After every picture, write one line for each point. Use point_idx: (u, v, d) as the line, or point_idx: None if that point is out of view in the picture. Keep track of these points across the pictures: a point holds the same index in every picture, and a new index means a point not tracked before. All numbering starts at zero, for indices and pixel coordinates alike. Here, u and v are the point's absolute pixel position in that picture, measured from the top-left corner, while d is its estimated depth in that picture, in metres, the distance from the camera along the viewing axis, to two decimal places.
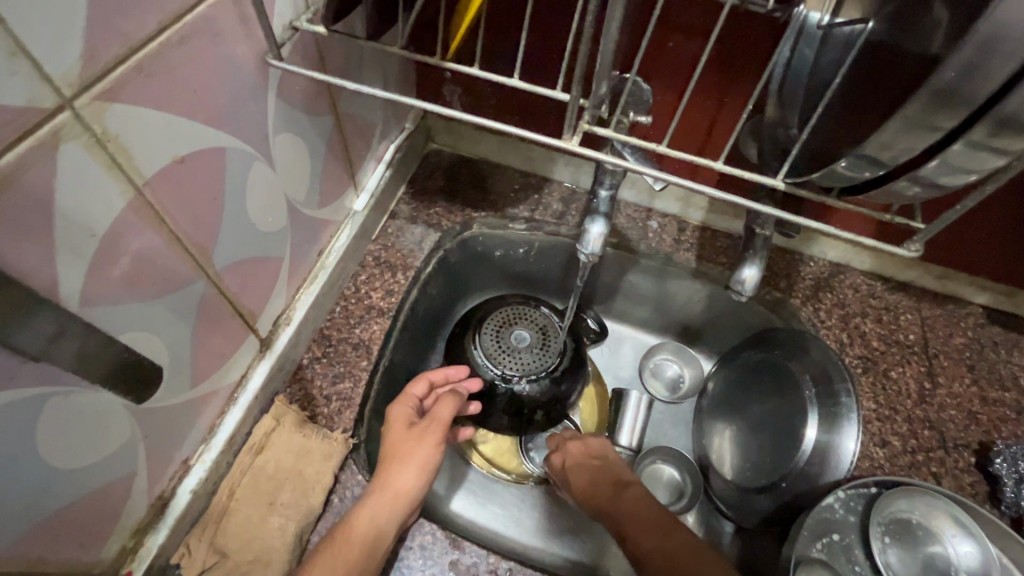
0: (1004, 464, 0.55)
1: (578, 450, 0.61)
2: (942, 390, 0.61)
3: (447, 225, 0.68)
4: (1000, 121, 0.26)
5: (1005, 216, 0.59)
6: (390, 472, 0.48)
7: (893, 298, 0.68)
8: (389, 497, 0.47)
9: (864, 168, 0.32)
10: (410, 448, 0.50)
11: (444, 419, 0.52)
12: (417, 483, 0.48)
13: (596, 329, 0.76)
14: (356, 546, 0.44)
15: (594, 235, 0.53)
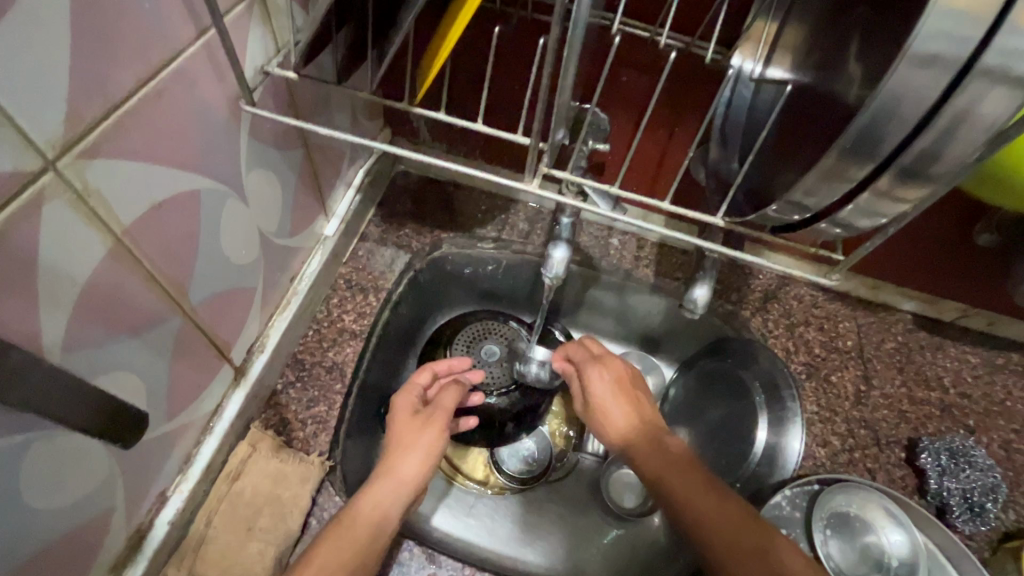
0: (928, 458, 0.60)
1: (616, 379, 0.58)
2: (876, 392, 0.67)
3: (417, 246, 0.71)
4: (897, 175, 0.31)
5: (929, 235, 0.65)
6: (395, 458, 0.50)
7: (832, 308, 0.74)
8: (393, 483, 0.48)
9: (792, 211, 0.36)
10: (416, 433, 0.52)
11: (449, 408, 0.55)
12: (424, 468, 0.50)
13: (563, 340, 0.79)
14: (363, 526, 0.45)
15: (556, 259, 0.56)
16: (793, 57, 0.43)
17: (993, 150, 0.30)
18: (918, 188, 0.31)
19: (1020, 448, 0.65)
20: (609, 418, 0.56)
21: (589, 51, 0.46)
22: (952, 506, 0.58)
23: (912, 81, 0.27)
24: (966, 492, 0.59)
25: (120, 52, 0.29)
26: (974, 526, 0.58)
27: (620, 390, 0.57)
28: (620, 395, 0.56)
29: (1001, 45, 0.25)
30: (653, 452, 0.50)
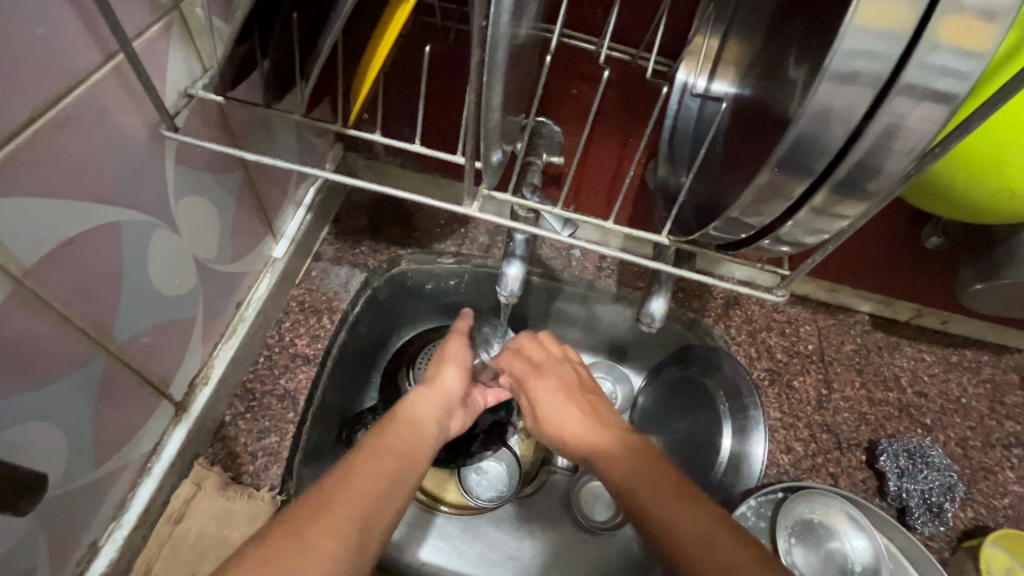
0: (887, 460, 0.61)
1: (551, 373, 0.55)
2: (837, 395, 0.68)
3: (374, 263, 0.70)
4: (832, 193, 0.30)
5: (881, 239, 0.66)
6: (435, 373, 0.54)
7: (793, 312, 0.75)
8: (431, 391, 0.52)
9: (734, 229, 0.35)
10: (450, 350, 0.56)
11: (466, 331, 0.59)
12: (460, 380, 0.55)
13: None
14: (415, 431, 0.46)
15: (511, 276, 0.55)
16: (735, 70, 0.43)
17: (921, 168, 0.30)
18: (855, 205, 0.31)
19: (975, 445, 0.66)
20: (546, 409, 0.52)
21: (531, 66, 0.45)
22: (912, 508, 0.59)
23: (838, 99, 0.26)
24: (925, 493, 0.59)
25: (8, 83, 0.27)
26: (934, 526, 0.59)
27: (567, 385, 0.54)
28: (570, 394, 0.53)
29: (920, 62, 0.25)
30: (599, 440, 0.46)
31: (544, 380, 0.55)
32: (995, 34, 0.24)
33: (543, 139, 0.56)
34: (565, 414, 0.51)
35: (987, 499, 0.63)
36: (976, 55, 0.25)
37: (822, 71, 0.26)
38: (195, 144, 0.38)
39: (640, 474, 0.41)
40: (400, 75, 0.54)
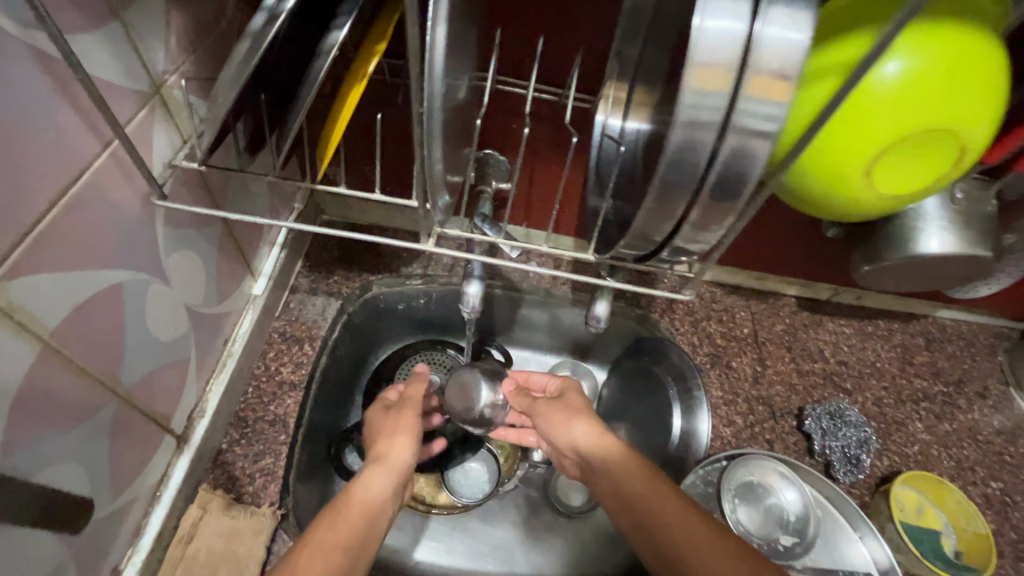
0: (811, 422, 0.70)
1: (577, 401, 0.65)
2: (770, 370, 0.77)
3: (347, 291, 0.76)
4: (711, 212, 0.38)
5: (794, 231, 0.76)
6: (384, 446, 0.59)
7: (728, 301, 0.84)
8: (388, 462, 0.57)
9: (642, 244, 0.43)
10: (395, 422, 0.62)
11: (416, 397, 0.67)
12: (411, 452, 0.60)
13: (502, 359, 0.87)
14: (366, 495, 0.52)
15: (471, 294, 0.62)
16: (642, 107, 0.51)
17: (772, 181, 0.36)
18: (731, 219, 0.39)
19: (888, 402, 0.77)
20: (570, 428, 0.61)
21: (469, 115, 0.52)
22: (833, 462, 0.68)
23: (680, 140, 0.33)
24: (845, 448, 0.68)
25: (30, 181, 0.33)
26: (853, 474, 0.67)
27: (583, 408, 0.62)
28: (578, 419, 0.61)
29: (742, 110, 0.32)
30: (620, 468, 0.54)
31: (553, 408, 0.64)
32: (794, 87, 0.30)
33: (491, 169, 0.63)
34: (588, 436, 0.58)
35: (900, 448, 0.72)
36: (786, 101, 0.31)
37: (670, 120, 0.33)
38: (182, 208, 0.44)
39: (657, 501, 0.50)
40: (358, 124, 0.60)
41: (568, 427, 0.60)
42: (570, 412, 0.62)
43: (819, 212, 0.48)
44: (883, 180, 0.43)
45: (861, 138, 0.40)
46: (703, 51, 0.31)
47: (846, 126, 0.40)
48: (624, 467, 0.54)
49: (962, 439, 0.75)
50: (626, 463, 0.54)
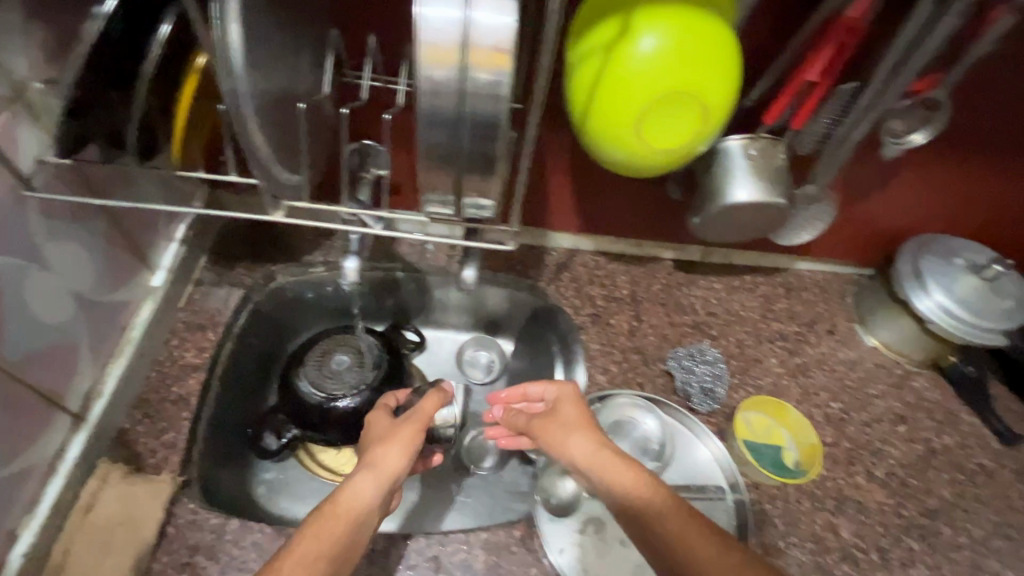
0: (674, 362, 0.80)
1: (572, 411, 0.64)
2: (645, 324, 0.86)
3: (252, 281, 0.81)
4: None
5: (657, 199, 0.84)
6: (377, 453, 0.60)
7: (611, 268, 0.93)
8: (382, 473, 0.58)
9: None
10: (397, 430, 0.62)
11: (428, 413, 0.65)
12: (404, 462, 0.60)
13: (415, 340, 0.95)
14: (350, 509, 0.53)
15: (349, 269, 0.66)
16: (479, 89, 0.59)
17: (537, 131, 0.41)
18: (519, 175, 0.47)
19: (748, 343, 0.87)
20: (570, 444, 0.61)
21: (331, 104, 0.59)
22: (691, 395, 0.78)
23: (435, 111, 0.37)
24: (701, 383, 0.79)
25: None
26: (708, 405, 0.77)
27: (580, 420, 0.63)
28: (586, 433, 0.61)
29: (470, 78, 0.36)
30: (622, 481, 0.55)
31: (567, 406, 0.65)
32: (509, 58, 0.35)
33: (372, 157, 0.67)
34: (586, 450, 0.59)
35: (756, 381, 0.82)
36: (505, 70, 0.36)
37: (415, 86, 0.36)
38: (53, 199, 0.49)
39: (668, 513, 0.51)
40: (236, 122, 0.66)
41: (564, 445, 0.61)
42: (564, 433, 0.62)
43: (616, 168, 0.55)
44: (653, 132, 0.50)
45: (626, 96, 0.49)
46: (427, 33, 0.35)
47: (615, 78, 0.48)
48: (598, 462, 0.58)
49: (810, 370, 0.85)
50: (620, 463, 0.57)
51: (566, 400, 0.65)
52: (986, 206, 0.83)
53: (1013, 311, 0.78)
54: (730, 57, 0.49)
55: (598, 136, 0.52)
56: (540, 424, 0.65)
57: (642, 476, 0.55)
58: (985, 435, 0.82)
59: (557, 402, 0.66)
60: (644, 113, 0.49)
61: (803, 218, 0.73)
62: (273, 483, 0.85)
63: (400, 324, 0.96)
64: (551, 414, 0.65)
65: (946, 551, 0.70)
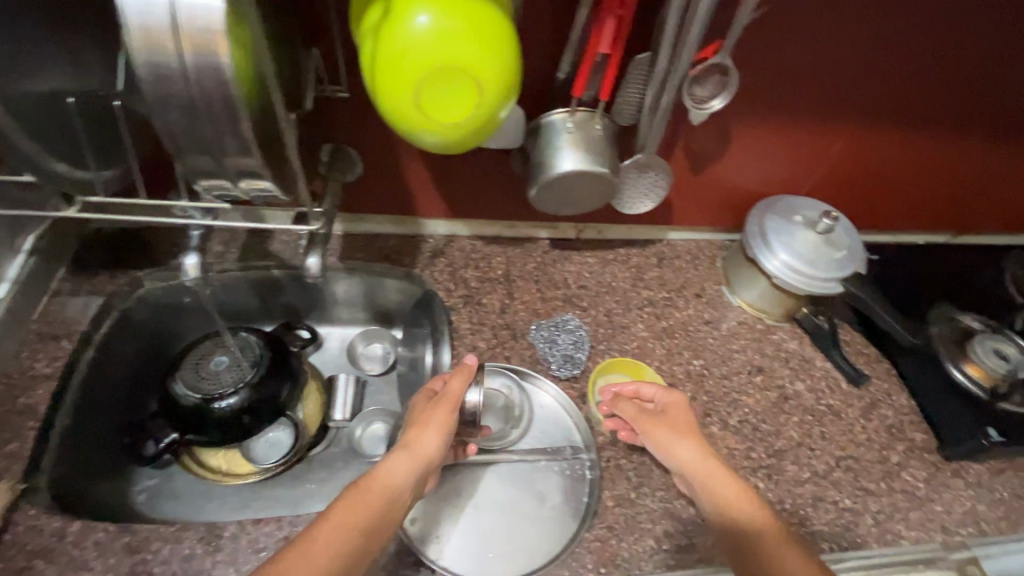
0: (536, 333, 0.85)
1: (680, 414, 0.73)
2: (516, 301, 0.89)
3: (113, 288, 0.81)
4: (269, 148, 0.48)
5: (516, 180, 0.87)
6: (416, 435, 0.67)
7: (487, 250, 0.95)
8: (411, 454, 0.65)
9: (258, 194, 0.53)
10: (430, 414, 0.69)
11: (456, 394, 0.70)
12: (434, 443, 0.67)
13: (305, 337, 0.96)
14: (379, 492, 0.62)
15: (189, 266, 0.67)
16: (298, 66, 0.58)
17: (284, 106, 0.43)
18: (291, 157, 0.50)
19: (617, 312, 0.91)
20: (678, 448, 0.70)
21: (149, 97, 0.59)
22: (551, 361, 0.82)
23: (164, 93, 0.39)
24: (562, 350, 0.83)
25: None
26: (570, 368, 0.82)
27: (685, 430, 0.71)
28: (693, 439, 0.71)
29: (190, 62, 0.38)
30: (739, 505, 0.65)
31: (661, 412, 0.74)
32: (223, 45, 0.38)
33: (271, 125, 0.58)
34: (692, 459, 0.69)
35: (622, 346, 0.86)
36: (222, 55, 0.38)
37: (136, 68, 0.38)
38: None
39: (761, 527, 0.63)
40: None
41: (671, 445, 0.70)
42: (670, 438, 0.71)
43: (414, 142, 0.58)
44: (431, 106, 0.53)
45: (399, 71, 0.51)
46: (134, 15, 0.37)
47: (387, 53, 0.51)
48: (703, 468, 0.68)
49: (675, 332, 0.90)
50: (718, 480, 0.67)
51: (673, 409, 0.74)
52: (821, 164, 0.90)
53: (845, 262, 0.84)
54: (503, 41, 0.53)
55: (386, 112, 0.54)
56: (643, 420, 0.73)
57: (743, 497, 0.66)
58: (836, 378, 0.88)
59: (667, 405, 0.74)
60: (418, 86, 0.52)
61: (641, 187, 0.79)
62: (155, 489, 0.84)
63: (292, 323, 0.97)
64: (660, 414, 0.73)
65: (790, 487, 0.75)
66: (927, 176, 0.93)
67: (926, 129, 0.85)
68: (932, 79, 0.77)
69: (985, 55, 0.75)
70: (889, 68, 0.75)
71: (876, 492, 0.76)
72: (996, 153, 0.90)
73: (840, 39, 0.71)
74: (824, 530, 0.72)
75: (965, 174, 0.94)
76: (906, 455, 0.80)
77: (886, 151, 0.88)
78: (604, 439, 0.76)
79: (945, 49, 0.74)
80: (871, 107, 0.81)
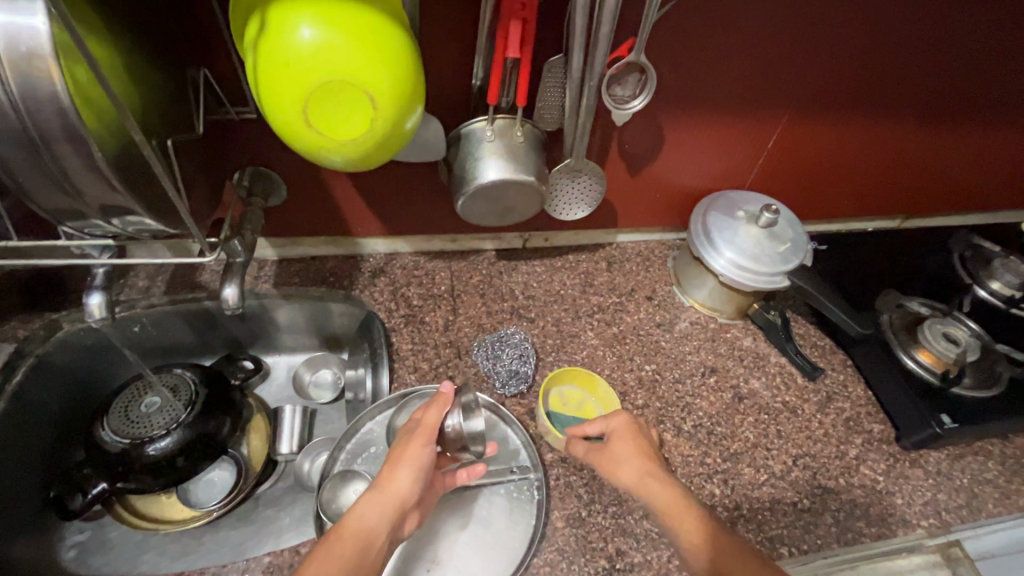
0: (479, 348, 0.82)
1: (620, 438, 0.66)
2: (461, 317, 0.86)
3: (28, 334, 0.77)
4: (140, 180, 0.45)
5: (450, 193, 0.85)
6: (389, 475, 0.60)
7: (430, 266, 0.93)
8: (386, 498, 0.58)
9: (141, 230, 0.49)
10: (404, 448, 0.62)
11: (432, 425, 0.62)
12: (411, 484, 0.60)
13: (249, 368, 0.92)
14: (353, 546, 0.55)
15: (94, 305, 0.63)
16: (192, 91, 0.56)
17: (139, 135, 0.40)
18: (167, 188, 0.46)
19: (566, 321, 0.88)
20: (621, 472, 0.63)
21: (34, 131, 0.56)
22: (496, 379, 0.79)
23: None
24: (509, 366, 0.80)
25: None
26: (515, 385, 0.79)
27: (633, 456, 0.63)
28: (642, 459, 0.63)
29: (13, 87, 0.35)
30: (686, 516, 0.56)
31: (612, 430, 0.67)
32: (49, 66, 0.34)
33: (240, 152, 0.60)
34: (642, 479, 0.61)
35: (571, 357, 0.84)
36: (50, 76, 0.35)
37: None
38: None
39: (711, 543, 0.53)
40: None
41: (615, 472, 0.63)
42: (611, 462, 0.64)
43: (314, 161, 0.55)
44: (324, 120, 0.50)
45: (283, 89, 0.48)
46: None
47: (269, 70, 0.48)
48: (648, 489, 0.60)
49: (626, 337, 0.87)
50: (664, 498, 0.59)
51: (618, 428, 0.67)
52: (759, 158, 0.89)
53: (790, 254, 0.83)
54: (394, 50, 0.50)
55: (277, 131, 0.51)
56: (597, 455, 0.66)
57: (691, 513, 0.56)
58: (792, 373, 0.86)
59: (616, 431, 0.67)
60: (305, 102, 0.49)
61: (575, 193, 0.77)
62: (86, 544, 0.79)
63: (235, 355, 0.94)
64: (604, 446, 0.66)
65: (746, 491, 0.72)
66: (870, 160, 0.93)
67: (864, 114, 0.84)
68: (865, 63, 0.76)
69: (917, 36, 0.74)
70: (819, 54, 0.74)
71: (835, 489, 0.74)
72: (936, 134, 0.90)
73: (767, 27, 0.69)
74: (783, 534, 0.69)
75: (907, 156, 0.93)
76: (865, 448, 0.78)
77: (826, 138, 0.88)
78: (553, 456, 0.73)
79: (876, 32, 0.73)
80: (806, 94, 0.80)
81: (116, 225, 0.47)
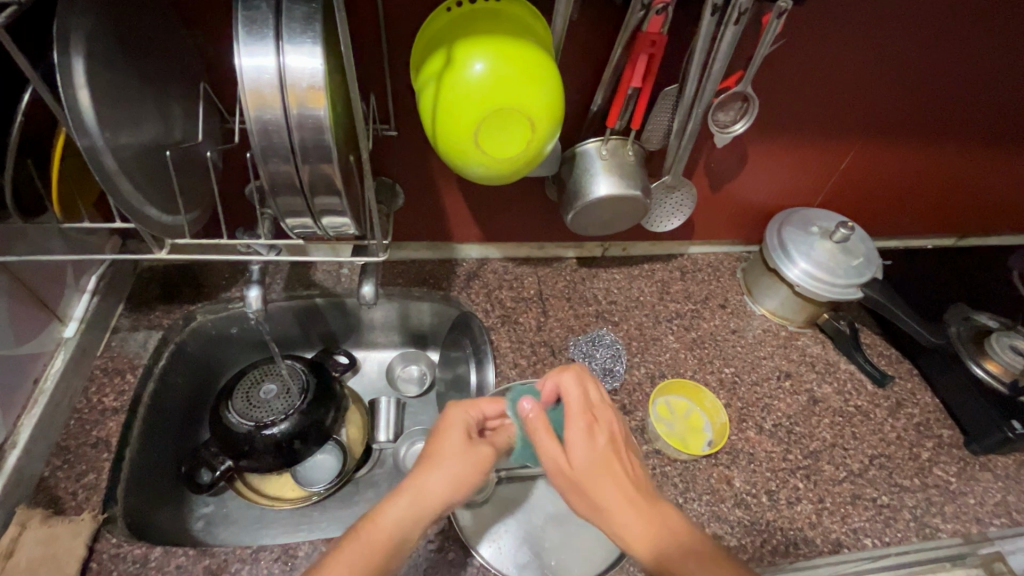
0: (574, 347, 0.89)
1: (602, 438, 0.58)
2: (551, 319, 0.93)
3: (169, 322, 0.84)
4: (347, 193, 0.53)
5: (546, 204, 0.92)
6: (420, 476, 0.58)
7: (519, 271, 0.99)
8: (416, 501, 0.57)
9: (332, 235, 0.56)
10: (449, 456, 0.60)
11: (495, 447, 0.63)
12: (442, 493, 0.58)
13: (345, 362, 0.98)
14: (377, 535, 0.54)
15: (253, 298, 0.71)
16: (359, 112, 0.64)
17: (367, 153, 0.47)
18: (366, 200, 0.54)
19: (647, 325, 0.94)
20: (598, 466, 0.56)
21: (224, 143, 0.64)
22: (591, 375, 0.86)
23: (270, 144, 0.44)
24: (602, 364, 0.87)
25: None
26: (609, 382, 0.85)
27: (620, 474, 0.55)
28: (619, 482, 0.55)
29: (293, 116, 0.43)
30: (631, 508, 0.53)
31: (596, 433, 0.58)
32: (323, 97, 0.42)
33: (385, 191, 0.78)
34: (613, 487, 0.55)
35: (655, 357, 0.90)
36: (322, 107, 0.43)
37: (247, 121, 0.43)
38: None
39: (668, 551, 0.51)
40: None
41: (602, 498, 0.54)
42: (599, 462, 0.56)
43: (467, 175, 0.62)
44: (488, 142, 0.58)
45: (460, 115, 0.56)
46: (249, 79, 0.41)
47: (448, 99, 0.56)
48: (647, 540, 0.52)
49: (705, 342, 0.93)
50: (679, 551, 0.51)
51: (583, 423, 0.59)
52: (829, 178, 0.95)
53: (863, 268, 0.89)
54: (552, 79, 0.58)
55: (445, 150, 0.59)
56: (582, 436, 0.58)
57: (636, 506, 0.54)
58: (861, 380, 0.91)
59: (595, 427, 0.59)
60: (476, 126, 0.57)
61: (668, 207, 0.86)
62: (212, 516, 0.86)
63: (333, 349, 0.99)
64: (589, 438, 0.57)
65: (827, 486, 0.78)
66: (935, 180, 0.98)
67: (935, 138, 0.90)
68: (940, 90, 0.82)
69: (994, 67, 0.80)
70: (901, 82, 0.80)
71: (911, 488, 0.79)
72: (999, 157, 0.96)
73: (858, 57, 0.76)
74: (866, 526, 0.75)
75: (968, 178, 0.99)
76: (936, 452, 0.83)
77: (896, 159, 0.93)
78: (648, 448, 0.79)
79: (956, 61, 0.79)
80: (885, 118, 0.86)
81: (321, 230, 0.54)
